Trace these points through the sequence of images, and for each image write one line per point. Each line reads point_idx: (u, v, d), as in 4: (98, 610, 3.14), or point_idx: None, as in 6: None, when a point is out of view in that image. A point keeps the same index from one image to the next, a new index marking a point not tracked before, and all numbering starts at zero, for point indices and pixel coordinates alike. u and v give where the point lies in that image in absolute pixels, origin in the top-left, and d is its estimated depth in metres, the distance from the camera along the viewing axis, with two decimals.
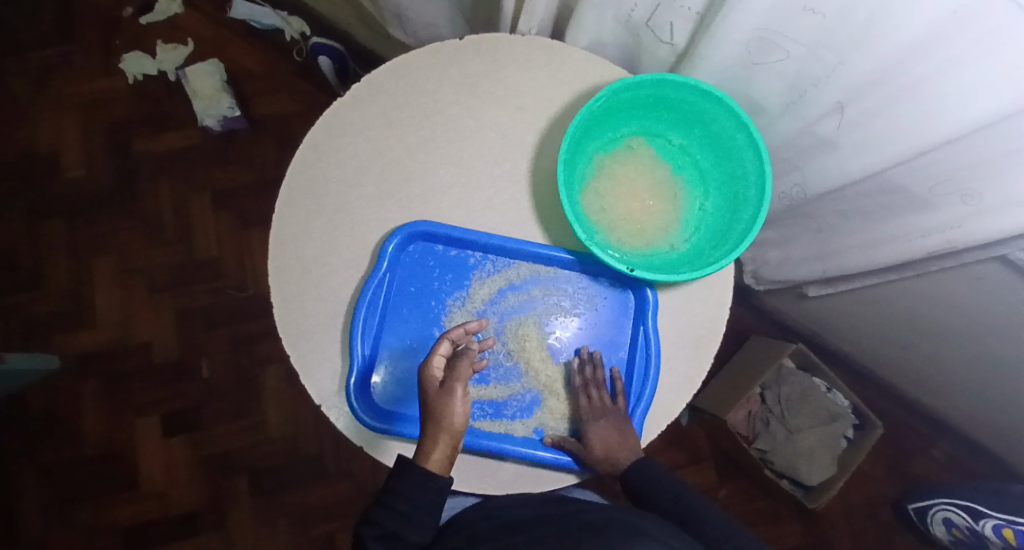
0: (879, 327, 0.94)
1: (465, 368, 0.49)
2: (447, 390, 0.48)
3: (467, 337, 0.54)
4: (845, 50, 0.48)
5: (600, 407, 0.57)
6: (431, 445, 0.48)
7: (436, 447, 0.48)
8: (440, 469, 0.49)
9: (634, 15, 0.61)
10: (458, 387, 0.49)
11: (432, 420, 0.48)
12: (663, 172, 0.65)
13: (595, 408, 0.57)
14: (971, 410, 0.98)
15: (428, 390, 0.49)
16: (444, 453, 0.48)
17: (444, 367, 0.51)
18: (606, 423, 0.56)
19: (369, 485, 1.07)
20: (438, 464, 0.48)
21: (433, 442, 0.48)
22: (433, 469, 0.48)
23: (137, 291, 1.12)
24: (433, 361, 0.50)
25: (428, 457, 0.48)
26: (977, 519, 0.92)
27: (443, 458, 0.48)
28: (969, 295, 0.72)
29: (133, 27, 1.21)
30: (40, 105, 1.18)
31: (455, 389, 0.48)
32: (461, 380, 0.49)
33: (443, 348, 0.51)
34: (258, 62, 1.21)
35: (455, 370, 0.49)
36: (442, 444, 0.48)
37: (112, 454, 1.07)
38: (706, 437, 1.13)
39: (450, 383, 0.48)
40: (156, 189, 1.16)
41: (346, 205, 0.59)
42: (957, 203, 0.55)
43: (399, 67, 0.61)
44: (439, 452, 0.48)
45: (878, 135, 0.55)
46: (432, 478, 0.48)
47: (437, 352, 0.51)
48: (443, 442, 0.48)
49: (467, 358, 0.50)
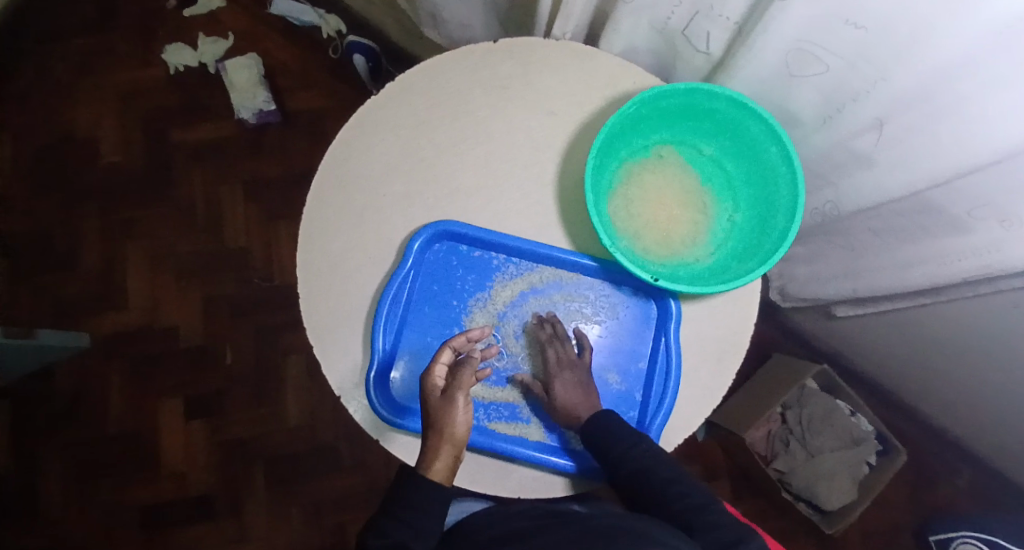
0: (906, 350, 0.91)
1: (467, 377, 0.50)
2: (449, 399, 0.49)
3: (469, 345, 0.54)
4: (888, 65, 0.47)
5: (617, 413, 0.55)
6: (435, 455, 0.49)
7: (439, 457, 0.49)
8: (443, 478, 0.49)
9: (671, 23, 0.60)
10: (460, 396, 0.49)
11: (433, 429, 0.49)
12: (692, 182, 0.64)
13: (559, 361, 0.57)
14: (1001, 441, 0.95)
15: (429, 399, 0.50)
16: (446, 463, 0.49)
17: (445, 375, 0.51)
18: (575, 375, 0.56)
19: (380, 479, 1.08)
20: (440, 474, 0.49)
21: (436, 452, 0.49)
22: (436, 478, 0.49)
23: (166, 276, 1.15)
24: (434, 370, 0.51)
25: (430, 466, 0.49)
26: None
27: (445, 467, 0.49)
28: (1003, 321, 0.69)
29: (176, 20, 1.25)
30: (84, 91, 1.23)
31: (457, 398, 0.49)
32: (462, 389, 0.50)
33: (444, 356, 0.51)
34: (293, 58, 1.23)
35: (456, 379, 0.50)
36: (445, 453, 0.49)
37: (135, 433, 1.10)
38: (722, 452, 1.11)
39: (453, 392, 0.49)
40: (190, 177, 1.19)
41: (374, 201, 0.60)
42: (996, 227, 0.53)
43: (432, 67, 0.62)
44: (442, 462, 0.49)
45: (916, 154, 0.53)
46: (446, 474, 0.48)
47: (438, 361, 0.51)
48: (445, 451, 0.49)
49: (469, 367, 0.51)
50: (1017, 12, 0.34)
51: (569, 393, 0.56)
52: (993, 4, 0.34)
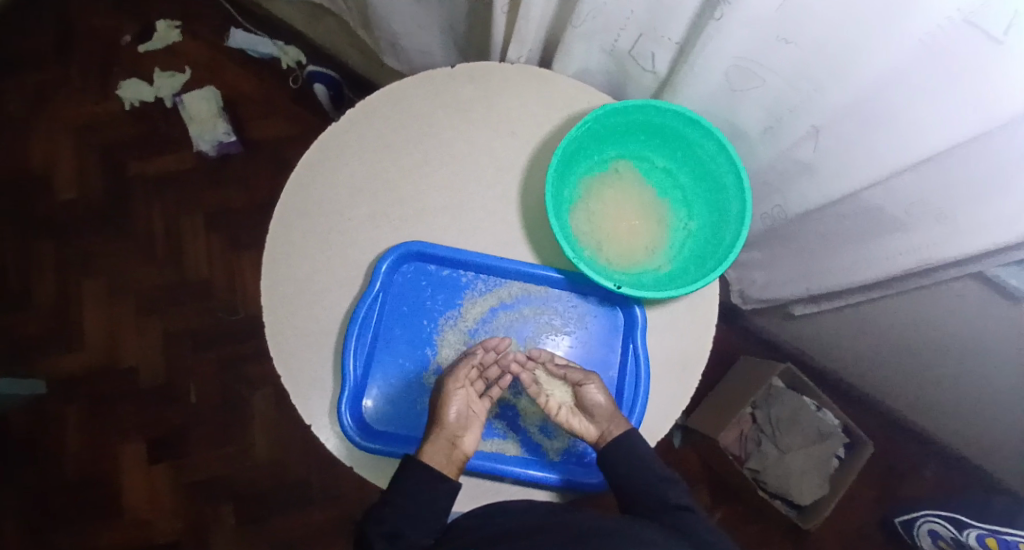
0: (863, 346, 0.96)
1: (462, 372, 0.55)
2: (442, 390, 0.55)
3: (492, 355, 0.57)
4: (821, 78, 0.51)
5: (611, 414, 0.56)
6: (429, 446, 0.52)
7: (432, 442, 0.53)
8: (436, 463, 0.52)
9: (618, 45, 0.64)
10: (452, 386, 0.54)
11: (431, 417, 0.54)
12: (649, 194, 0.67)
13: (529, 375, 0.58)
14: (958, 428, 0.99)
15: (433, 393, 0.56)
16: (439, 447, 0.52)
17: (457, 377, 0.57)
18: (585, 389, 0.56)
19: (357, 512, 1.06)
20: (433, 457, 0.52)
21: (429, 437, 0.53)
22: (427, 460, 0.52)
23: (125, 313, 1.12)
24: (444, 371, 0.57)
25: (424, 450, 0.52)
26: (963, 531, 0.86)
27: (437, 450, 0.52)
28: (946, 310, 0.74)
29: (131, 54, 1.23)
30: (34, 128, 1.20)
31: (451, 391, 0.54)
32: (454, 381, 0.55)
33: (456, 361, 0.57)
34: (254, 88, 1.23)
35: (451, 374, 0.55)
36: (437, 438, 0.53)
37: (94, 478, 1.05)
38: (697, 457, 1.13)
39: (445, 383, 0.55)
40: (148, 210, 1.17)
41: (339, 225, 0.60)
42: (932, 223, 0.58)
43: (392, 93, 0.64)
44: (437, 454, 0.52)
45: (853, 159, 0.57)
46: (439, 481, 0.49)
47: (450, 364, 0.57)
48: (436, 435, 0.53)
49: (463, 364, 0.56)
50: (935, 23, 0.37)
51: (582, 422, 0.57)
52: (915, 15, 0.38)
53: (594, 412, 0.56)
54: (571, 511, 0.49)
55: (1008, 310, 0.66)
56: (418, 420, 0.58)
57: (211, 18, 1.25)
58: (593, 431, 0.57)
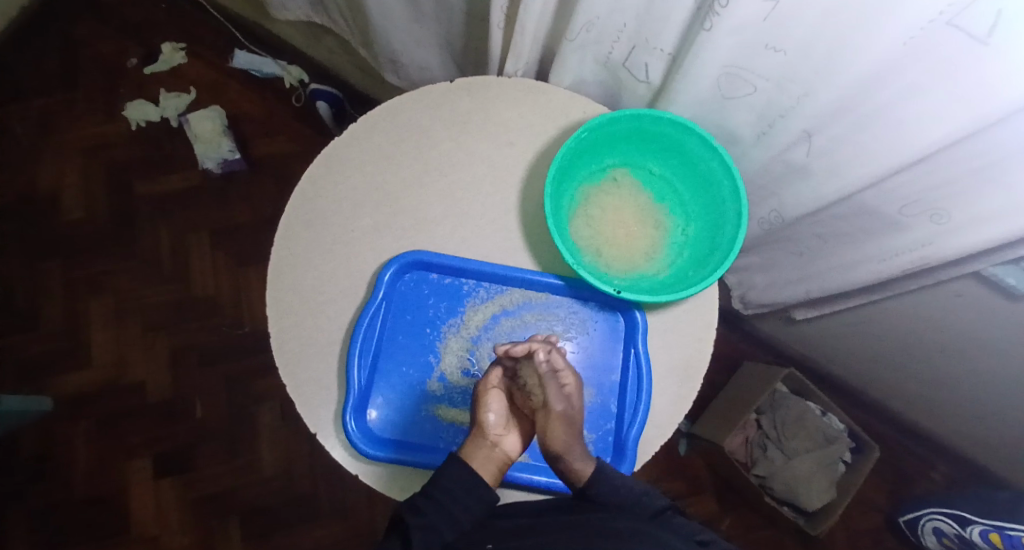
0: (866, 348, 0.96)
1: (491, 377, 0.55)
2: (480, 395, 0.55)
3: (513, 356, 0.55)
4: (810, 83, 0.52)
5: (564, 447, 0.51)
6: (473, 445, 0.52)
7: (477, 442, 0.52)
8: (479, 465, 0.51)
9: (612, 56, 0.65)
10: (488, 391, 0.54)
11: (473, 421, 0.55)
12: (646, 200, 0.69)
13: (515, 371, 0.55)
14: (966, 429, 0.99)
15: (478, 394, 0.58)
16: (483, 449, 0.52)
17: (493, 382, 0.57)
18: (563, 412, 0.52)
19: (365, 526, 1.05)
20: (478, 457, 0.51)
21: (472, 438, 0.52)
22: (472, 460, 0.51)
23: (132, 330, 1.13)
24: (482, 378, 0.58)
25: (468, 451, 0.52)
26: (966, 527, 0.87)
27: (480, 452, 0.51)
28: (948, 310, 0.74)
29: (136, 77, 1.26)
30: (43, 150, 1.22)
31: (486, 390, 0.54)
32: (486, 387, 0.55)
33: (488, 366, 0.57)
34: (257, 107, 1.25)
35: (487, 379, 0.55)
36: (479, 440, 0.52)
37: (102, 496, 1.05)
38: (704, 464, 1.13)
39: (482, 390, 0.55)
40: (154, 228, 1.19)
41: (343, 236, 0.61)
42: (927, 222, 0.59)
43: (393, 107, 0.65)
44: (480, 453, 0.51)
45: (846, 161, 0.58)
46: (449, 486, 0.49)
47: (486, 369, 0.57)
48: (478, 436, 0.52)
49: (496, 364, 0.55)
50: (918, 25, 0.39)
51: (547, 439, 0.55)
52: (898, 19, 0.39)
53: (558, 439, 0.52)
54: (581, 511, 0.49)
55: (1009, 307, 0.67)
56: (422, 428, 0.58)
57: (215, 41, 1.28)
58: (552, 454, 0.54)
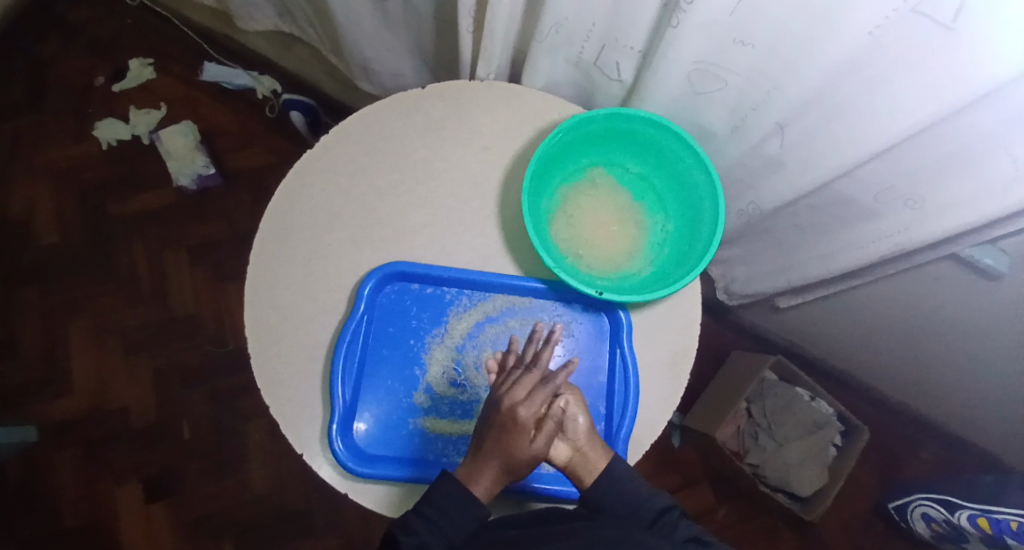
0: (853, 334, 0.97)
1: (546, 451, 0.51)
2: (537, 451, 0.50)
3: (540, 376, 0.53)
4: (779, 78, 0.52)
5: (571, 449, 0.54)
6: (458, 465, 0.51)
7: (483, 471, 0.49)
8: (484, 489, 0.49)
9: (583, 56, 0.65)
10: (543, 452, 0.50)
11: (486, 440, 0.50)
12: (625, 199, 0.68)
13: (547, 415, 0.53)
14: (953, 408, 1.00)
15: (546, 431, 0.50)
16: (490, 477, 0.49)
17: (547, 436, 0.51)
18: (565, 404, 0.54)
19: (359, 538, 1.05)
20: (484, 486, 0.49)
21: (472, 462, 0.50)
22: (478, 489, 0.49)
23: (113, 354, 1.11)
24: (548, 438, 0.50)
25: (475, 479, 0.49)
26: (953, 512, 0.87)
27: (489, 480, 0.49)
28: (928, 292, 0.76)
29: (105, 94, 1.24)
30: (11, 174, 1.19)
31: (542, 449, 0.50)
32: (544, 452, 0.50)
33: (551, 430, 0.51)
34: (231, 121, 1.24)
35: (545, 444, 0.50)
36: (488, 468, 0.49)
37: (88, 527, 1.03)
38: (697, 456, 1.13)
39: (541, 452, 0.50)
40: (130, 249, 1.16)
41: (320, 250, 0.60)
42: (902, 208, 0.60)
43: (364, 118, 0.65)
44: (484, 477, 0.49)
45: (819, 152, 0.59)
46: (439, 506, 0.48)
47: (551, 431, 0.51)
48: (488, 467, 0.49)
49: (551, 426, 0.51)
50: (883, 15, 0.39)
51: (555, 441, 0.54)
52: (861, 10, 0.39)
53: (569, 430, 0.54)
54: (574, 519, 0.48)
55: (986, 288, 0.68)
56: (411, 441, 0.57)
57: (183, 54, 1.26)
58: (567, 450, 0.54)
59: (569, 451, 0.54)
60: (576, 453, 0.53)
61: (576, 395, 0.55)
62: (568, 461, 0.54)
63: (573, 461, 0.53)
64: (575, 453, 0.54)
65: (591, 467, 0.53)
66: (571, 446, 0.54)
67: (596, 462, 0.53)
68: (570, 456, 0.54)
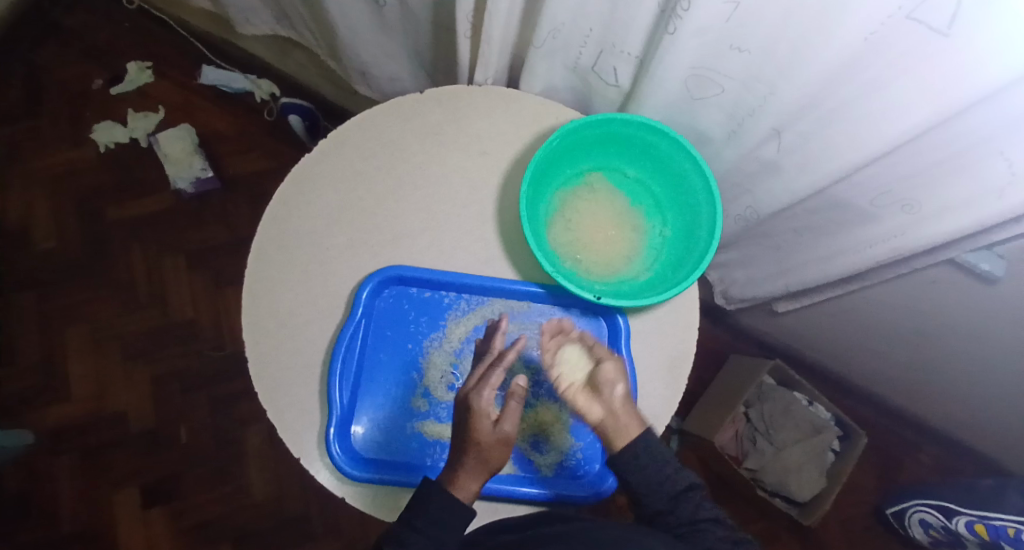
0: (850, 337, 0.97)
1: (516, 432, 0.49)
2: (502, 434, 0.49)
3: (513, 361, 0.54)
4: (774, 83, 0.52)
5: (605, 412, 0.52)
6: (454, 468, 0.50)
7: (462, 471, 0.49)
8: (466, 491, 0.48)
9: (581, 61, 0.65)
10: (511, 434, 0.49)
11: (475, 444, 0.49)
12: (623, 203, 0.68)
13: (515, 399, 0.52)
14: (950, 412, 1.01)
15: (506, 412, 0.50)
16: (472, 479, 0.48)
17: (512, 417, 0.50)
18: (605, 368, 0.54)
19: (359, 542, 1.05)
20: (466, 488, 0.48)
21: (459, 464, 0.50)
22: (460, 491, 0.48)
23: (111, 359, 1.10)
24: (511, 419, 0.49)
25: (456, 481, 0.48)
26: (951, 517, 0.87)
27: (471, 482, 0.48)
28: (925, 296, 0.76)
29: (103, 98, 1.24)
30: (9, 178, 1.19)
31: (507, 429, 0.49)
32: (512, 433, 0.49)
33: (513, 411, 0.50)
34: (229, 125, 1.24)
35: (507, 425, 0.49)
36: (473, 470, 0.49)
37: (86, 534, 1.02)
38: (697, 460, 1.13)
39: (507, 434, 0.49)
40: (129, 253, 1.16)
41: (318, 254, 0.60)
42: (898, 212, 0.60)
43: (362, 122, 0.65)
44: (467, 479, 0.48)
45: (815, 156, 0.59)
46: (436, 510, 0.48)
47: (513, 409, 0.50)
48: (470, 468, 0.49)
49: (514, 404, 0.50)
50: (878, 21, 0.39)
51: (591, 401, 0.54)
52: (856, 17, 0.40)
53: (607, 392, 0.53)
54: (571, 522, 0.48)
55: (982, 292, 0.68)
56: (408, 445, 0.57)
57: (181, 58, 1.26)
58: (601, 412, 0.53)
59: (603, 412, 0.53)
60: (609, 415, 0.52)
61: (617, 362, 0.55)
62: (600, 421, 0.52)
63: (605, 423, 0.52)
64: (609, 416, 0.52)
65: (621, 429, 0.51)
66: (605, 409, 0.53)
67: (626, 426, 0.51)
68: (602, 418, 0.52)
